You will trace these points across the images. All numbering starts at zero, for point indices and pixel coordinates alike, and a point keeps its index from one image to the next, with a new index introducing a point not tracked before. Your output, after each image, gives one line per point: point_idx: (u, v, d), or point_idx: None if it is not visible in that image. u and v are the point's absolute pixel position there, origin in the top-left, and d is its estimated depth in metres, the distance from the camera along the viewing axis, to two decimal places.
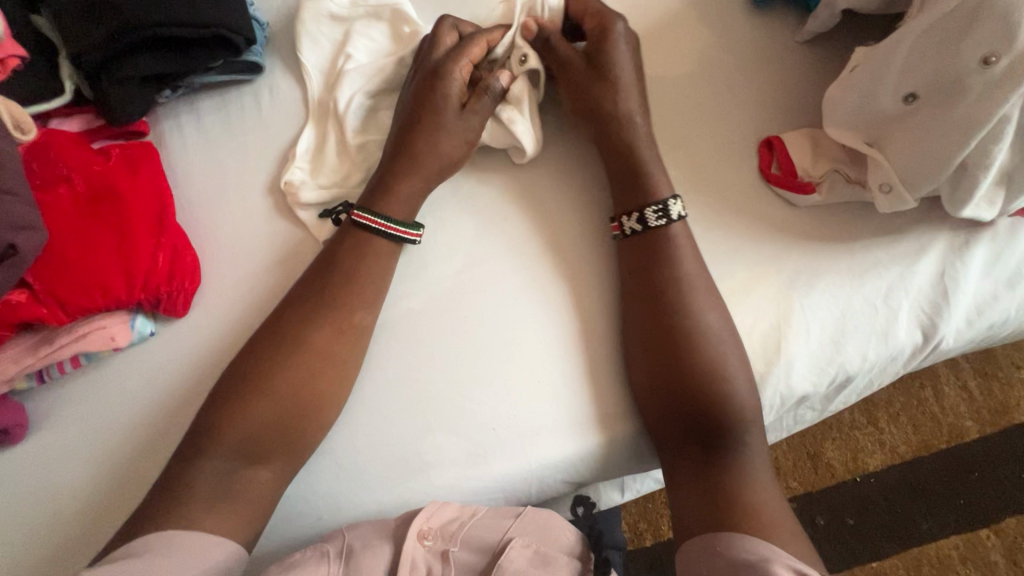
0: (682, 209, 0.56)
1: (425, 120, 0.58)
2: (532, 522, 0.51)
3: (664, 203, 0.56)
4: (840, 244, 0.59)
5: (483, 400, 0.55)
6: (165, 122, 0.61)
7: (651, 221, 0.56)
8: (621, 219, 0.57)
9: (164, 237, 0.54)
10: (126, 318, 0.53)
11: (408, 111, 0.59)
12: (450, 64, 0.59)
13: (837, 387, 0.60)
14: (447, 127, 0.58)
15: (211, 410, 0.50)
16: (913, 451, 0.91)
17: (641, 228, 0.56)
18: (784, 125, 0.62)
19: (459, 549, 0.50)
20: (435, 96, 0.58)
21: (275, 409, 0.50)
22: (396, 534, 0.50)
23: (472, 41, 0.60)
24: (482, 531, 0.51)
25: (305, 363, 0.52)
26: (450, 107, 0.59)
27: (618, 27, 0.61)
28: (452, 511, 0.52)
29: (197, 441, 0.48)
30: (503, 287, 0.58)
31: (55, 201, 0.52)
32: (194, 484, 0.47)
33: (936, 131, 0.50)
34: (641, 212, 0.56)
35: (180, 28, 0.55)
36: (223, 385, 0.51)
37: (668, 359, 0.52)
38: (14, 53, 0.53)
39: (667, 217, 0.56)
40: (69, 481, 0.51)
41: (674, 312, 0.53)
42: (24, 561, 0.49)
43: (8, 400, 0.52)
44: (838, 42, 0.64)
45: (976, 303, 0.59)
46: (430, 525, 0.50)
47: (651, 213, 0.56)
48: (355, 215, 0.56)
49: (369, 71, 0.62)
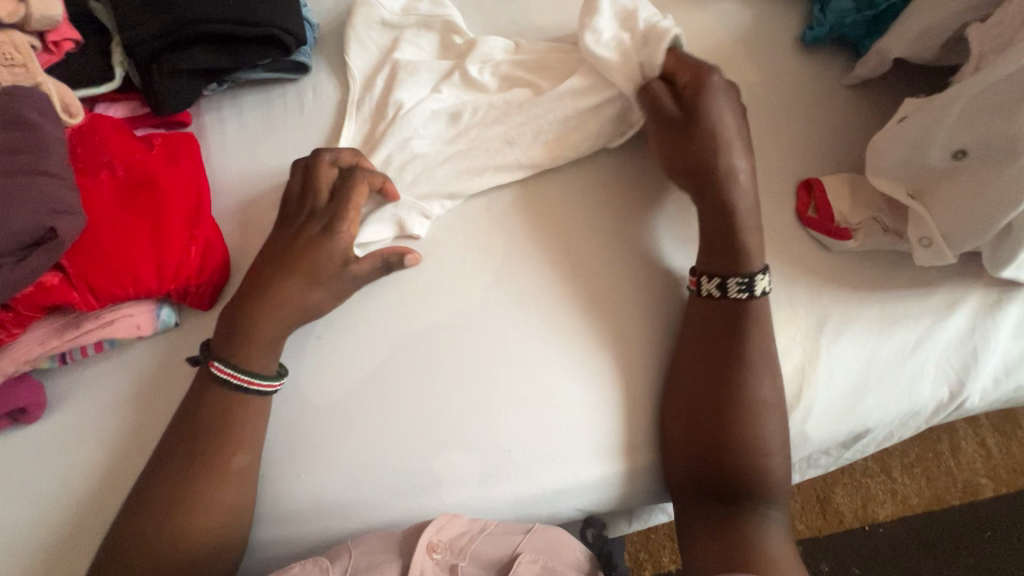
0: (768, 283, 0.53)
1: (299, 276, 0.54)
2: (542, 539, 0.52)
3: (751, 275, 0.53)
4: (873, 293, 0.58)
5: (500, 420, 0.54)
6: (208, 113, 0.62)
7: (732, 291, 0.53)
8: (700, 277, 0.55)
9: (197, 230, 0.53)
10: (152, 307, 0.53)
11: (276, 261, 0.54)
12: (333, 212, 0.56)
13: (856, 437, 0.59)
14: (321, 288, 0.54)
15: (202, 444, 0.50)
16: (924, 504, 0.89)
17: (719, 294, 0.53)
18: (826, 168, 0.61)
19: (468, 564, 0.50)
20: (314, 251, 0.54)
21: (228, 458, 0.50)
22: (404, 547, 0.51)
23: (353, 190, 0.56)
24: (491, 547, 0.51)
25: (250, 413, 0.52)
26: (330, 266, 0.55)
27: (714, 76, 0.55)
28: (462, 526, 0.52)
29: (189, 470, 0.50)
30: (529, 306, 0.57)
31: (95, 186, 0.52)
32: (196, 500, 0.49)
33: (983, 191, 0.50)
34: (725, 279, 0.53)
35: (232, 24, 0.55)
36: (207, 417, 0.51)
37: (700, 394, 0.52)
38: (69, 36, 0.53)
39: (751, 291, 0.53)
40: (81, 464, 0.52)
41: (707, 348, 0.53)
42: (37, 540, 0.50)
43: (27, 378, 0.52)
44: (885, 87, 0.64)
45: (1005, 364, 0.58)
46: (439, 538, 0.50)
47: (735, 283, 0.53)
48: (213, 366, 0.51)
49: (395, 127, 0.60)
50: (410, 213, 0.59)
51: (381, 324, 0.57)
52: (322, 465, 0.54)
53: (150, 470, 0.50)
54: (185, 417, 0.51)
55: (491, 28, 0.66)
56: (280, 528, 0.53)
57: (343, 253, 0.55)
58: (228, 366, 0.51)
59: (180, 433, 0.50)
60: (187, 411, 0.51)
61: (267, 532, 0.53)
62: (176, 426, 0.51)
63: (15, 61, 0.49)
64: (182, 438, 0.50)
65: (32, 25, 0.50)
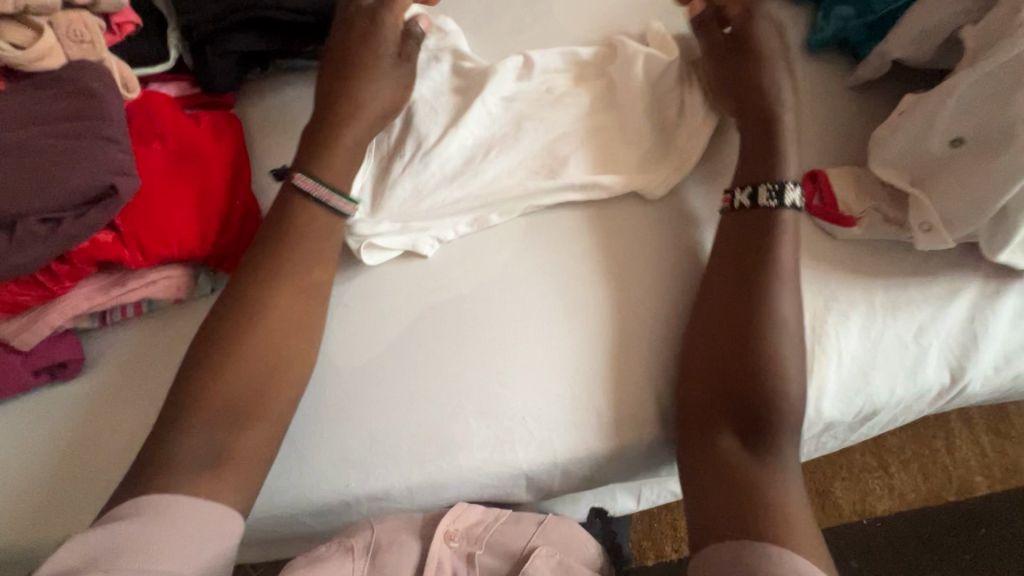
0: (799, 196, 0.57)
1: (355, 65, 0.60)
2: (554, 531, 0.53)
3: (782, 184, 0.57)
4: (876, 277, 0.61)
5: (517, 389, 0.57)
6: (249, 97, 0.66)
7: (763, 200, 0.57)
8: (733, 192, 0.59)
9: (239, 201, 0.57)
10: (191, 271, 0.57)
11: (338, 56, 0.60)
12: (382, 9, 0.61)
13: (863, 419, 0.61)
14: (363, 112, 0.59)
15: (228, 417, 0.50)
16: (921, 501, 0.90)
17: (750, 203, 0.57)
18: (829, 161, 0.65)
19: (484, 552, 0.52)
20: (373, 43, 0.60)
21: (247, 405, 0.51)
22: (423, 531, 0.53)
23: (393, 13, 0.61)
24: (508, 536, 0.53)
25: (275, 369, 0.53)
26: (386, 52, 0.61)
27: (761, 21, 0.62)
28: (478, 514, 0.54)
29: (210, 441, 0.49)
30: (546, 283, 0.60)
31: (147, 154, 0.55)
32: (215, 470, 0.49)
33: (980, 176, 0.53)
34: (756, 190, 0.57)
35: (282, 12, 0.59)
36: (232, 388, 0.51)
37: (697, 363, 0.55)
38: (130, 19, 0.57)
39: (781, 199, 0.56)
40: (116, 414, 0.55)
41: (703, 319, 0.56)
42: (73, 481, 0.52)
43: (68, 336, 0.55)
44: (884, 89, 0.67)
45: (1004, 350, 0.61)
46: (456, 527, 0.52)
47: (765, 192, 0.57)
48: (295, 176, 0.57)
49: (410, 168, 0.62)
50: (423, 234, 0.61)
51: (405, 295, 0.60)
52: (344, 428, 0.56)
53: (173, 412, 0.51)
54: (197, 376, 0.51)
55: (515, 26, 0.70)
56: (298, 489, 0.55)
57: (394, 44, 0.61)
58: (251, 338, 0.52)
59: (201, 376, 0.52)
60: (202, 362, 0.52)
61: (283, 495, 0.55)
62: (188, 386, 0.51)
63: (83, 37, 0.53)
64: (198, 405, 0.50)
65: (101, 6, 0.54)
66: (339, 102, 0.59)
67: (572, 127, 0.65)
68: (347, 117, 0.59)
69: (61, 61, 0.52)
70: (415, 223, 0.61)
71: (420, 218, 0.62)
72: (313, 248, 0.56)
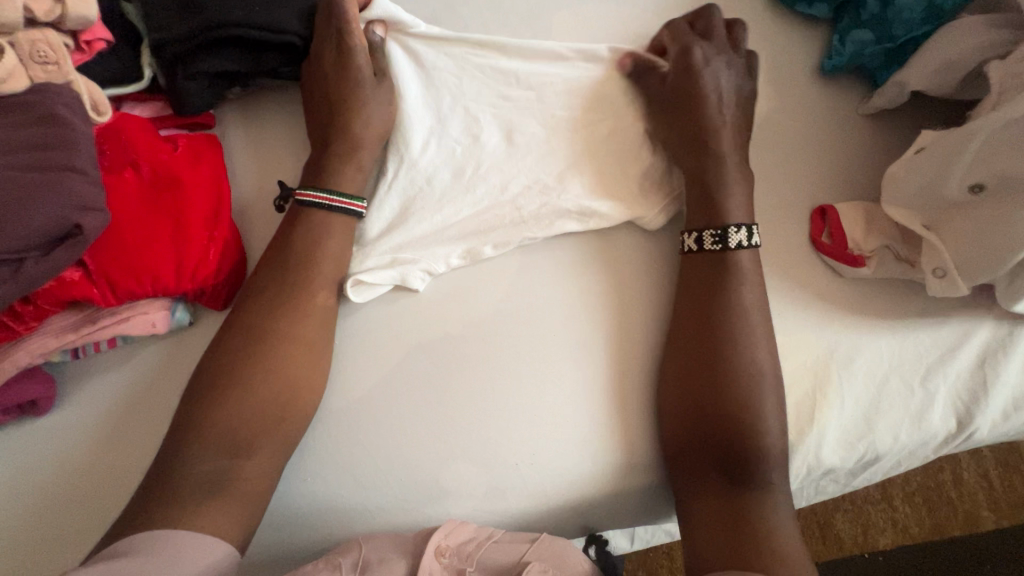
0: (745, 237, 0.56)
1: (347, 100, 0.58)
2: (548, 549, 0.51)
3: (725, 228, 0.56)
4: (885, 320, 0.59)
5: (509, 432, 0.54)
6: (230, 114, 0.62)
7: (707, 243, 0.56)
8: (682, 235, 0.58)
9: (217, 230, 0.54)
10: (167, 306, 0.53)
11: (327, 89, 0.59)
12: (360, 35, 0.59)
13: (865, 464, 0.59)
14: (359, 141, 0.58)
15: (206, 467, 0.49)
16: (925, 534, 0.89)
17: (696, 248, 0.57)
18: (840, 195, 0.62)
19: (475, 570, 0.50)
20: (357, 71, 0.58)
21: (229, 450, 0.50)
22: (415, 549, 0.51)
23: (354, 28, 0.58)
24: (500, 554, 0.51)
25: (254, 417, 0.51)
26: (366, 77, 0.59)
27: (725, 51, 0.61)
28: (470, 532, 0.52)
29: (187, 492, 0.48)
30: (539, 320, 0.57)
31: (121, 184, 0.52)
32: (190, 521, 0.47)
33: (1000, 225, 0.50)
34: (700, 232, 0.57)
35: (257, 30, 0.56)
36: (207, 435, 0.50)
37: (688, 410, 0.53)
38: (101, 36, 0.53)
39: (725, 243, 0.56)
40: (87, 457, 0.52)
41: (694, 361, 0.54)
42: (46, 527, 0.51)
43: (39, 371, 0.52)
44: (900, 118, 0.64)
45: (1015, 398, 0.58)
46: (447, 543, 0.51)
47: (709, 236, 0.56)
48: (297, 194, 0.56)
49: (400, 188, 0.60)
50: (413, 267, 0.57)
51: (394, 332, 0.57)
52: (327, 472, 0.54)
53: (156, 458, 0.49)
54: (179, 423, 0.50)
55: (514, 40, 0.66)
56: (283, 533, 0.54)
57: (370, 65, 0.59)
58: (237, 381, 0.51)
59: (182, 421, 0.50)
60: (184, 407, 0.51)
61: (266, 531, 0.54)
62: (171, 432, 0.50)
63: (49, 58, 0.50)
64: (175, 452, 0.49)
65: (66, 24, 0.50)
66: (338, 130, 0.58)
67: (569, 157, 0.61)
68: (342, 146, 0.58)
69: (25, 83, 0.49)
70: (405, 253, 0.58)
71: (412, 249, 0.58)
72: (299, 286, 0.54)
